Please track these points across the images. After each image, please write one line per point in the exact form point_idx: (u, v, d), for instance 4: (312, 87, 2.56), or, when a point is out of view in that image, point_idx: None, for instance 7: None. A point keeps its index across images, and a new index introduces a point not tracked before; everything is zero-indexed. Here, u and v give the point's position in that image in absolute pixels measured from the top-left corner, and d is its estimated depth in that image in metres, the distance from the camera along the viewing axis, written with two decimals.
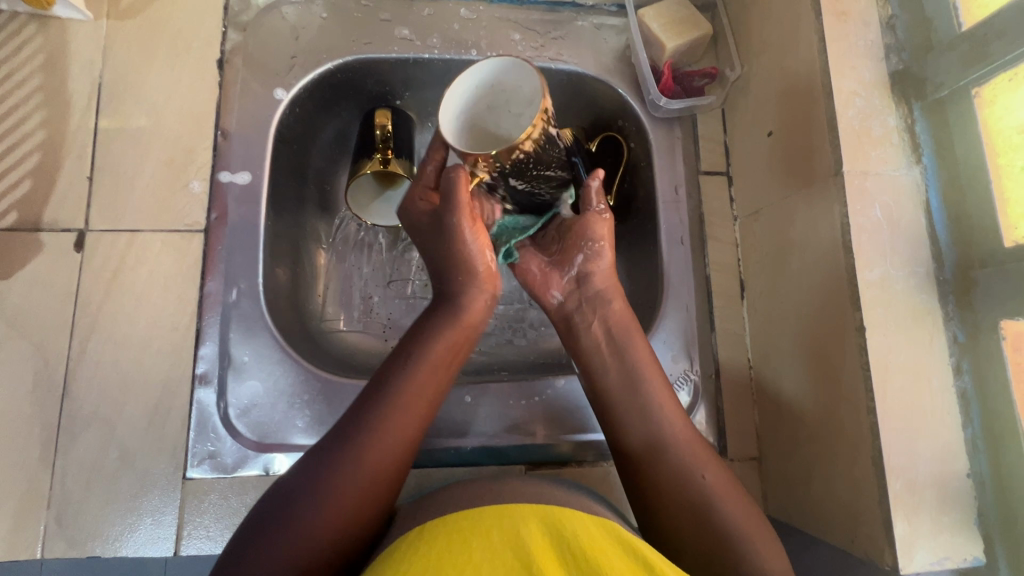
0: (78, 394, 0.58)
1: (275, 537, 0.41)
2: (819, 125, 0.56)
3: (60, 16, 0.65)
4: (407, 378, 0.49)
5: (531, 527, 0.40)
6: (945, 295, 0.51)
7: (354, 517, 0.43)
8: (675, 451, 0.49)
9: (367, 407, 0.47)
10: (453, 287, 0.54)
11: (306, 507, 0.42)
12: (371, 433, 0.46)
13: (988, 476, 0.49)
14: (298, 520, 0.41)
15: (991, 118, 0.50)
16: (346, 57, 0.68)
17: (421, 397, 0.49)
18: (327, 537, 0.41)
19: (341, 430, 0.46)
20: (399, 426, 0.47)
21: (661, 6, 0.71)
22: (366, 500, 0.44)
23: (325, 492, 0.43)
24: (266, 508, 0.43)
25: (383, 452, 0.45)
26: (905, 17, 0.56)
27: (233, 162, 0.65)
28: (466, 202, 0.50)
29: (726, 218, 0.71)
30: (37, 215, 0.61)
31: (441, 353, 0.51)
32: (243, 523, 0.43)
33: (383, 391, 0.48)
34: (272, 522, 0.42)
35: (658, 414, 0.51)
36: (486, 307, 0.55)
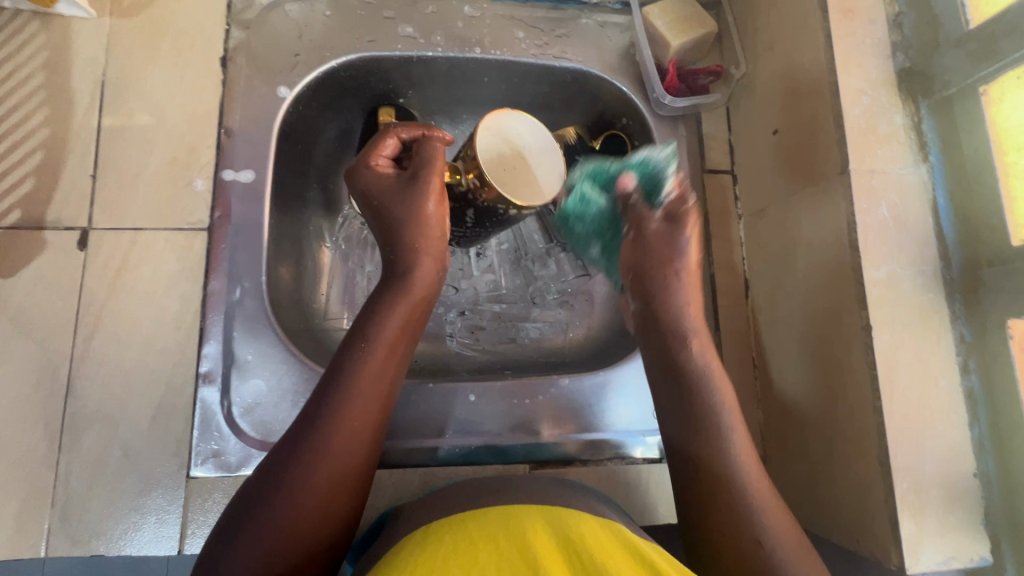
0: (82, 393, 0.58)
1: (252, 533, 0.41)
2: (825, 122, 0.55)
3: (63, 14, 0.65)
4: (363, 359, 0.48)
5: (537, 533, 0.40)
6: (952, 294, 0.51)
7: (324, 509, 0.43)
8: (742, 481, 0.46)
9: (326, 392, 0.46)
10: (400, 254, 0.52)
11: (277, 501, 0.42)
12: (333, 419, 0.45)
13: (994, 476, 0.48)
14: (271, 516, 0.41)
15: (999, 117, 0.50)
16: (350, 54, 0.68)
17: (380, 377, 0.48)
18: (300, 530, 0.41)
19: (304, 417, 0.45)
20: (361, 409, 0.46)
21: (665, 4, 0.71)
22: (338, 490, 0.44)
23: (293, 483, 0.42)
24: (239, 504, 0.43)
25: (343, 443, 0.44)
26: (912, 15, 0.56)
27: (236, 161, 0.64)
28: (439, 167, 0.54)
29: (730, 217, 0.70)
30: (41, 213, 0.61)
31: (394, 330, 0.50)
32: (222, 516, 0.43)
33: (341, 373, 0.47)
34: (247, 517, 0.41)
35: (711, 413, 0.50)
36: (436, 277, 0.54)
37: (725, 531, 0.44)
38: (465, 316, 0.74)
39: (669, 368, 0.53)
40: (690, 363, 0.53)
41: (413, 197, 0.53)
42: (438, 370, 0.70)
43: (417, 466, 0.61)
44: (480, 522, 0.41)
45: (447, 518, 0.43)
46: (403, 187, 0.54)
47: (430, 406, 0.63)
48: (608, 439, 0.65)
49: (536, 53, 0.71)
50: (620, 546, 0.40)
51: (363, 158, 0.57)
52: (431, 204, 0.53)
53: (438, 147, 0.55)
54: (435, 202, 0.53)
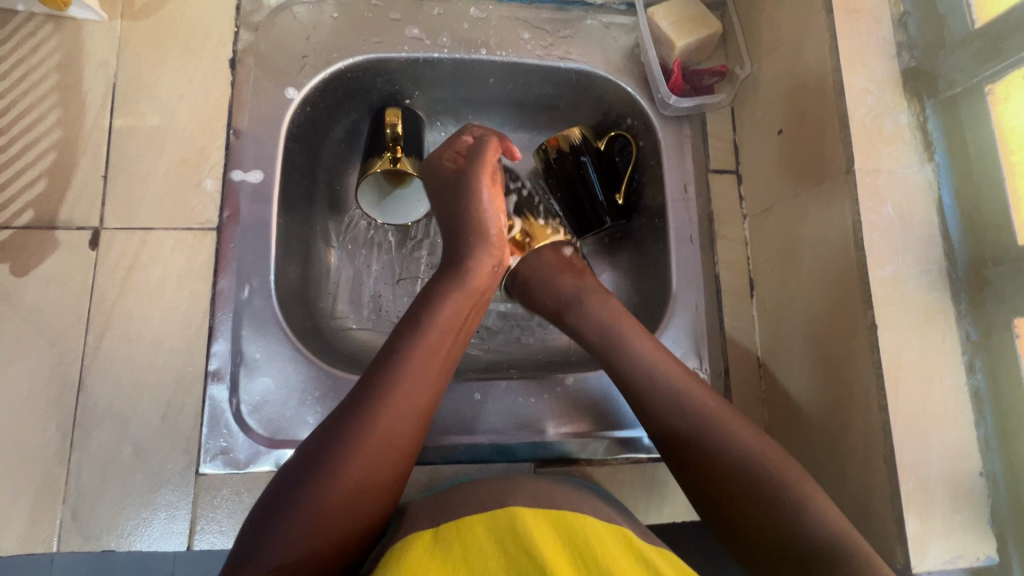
0: (94, 390, 0.59)
1: (296, 507, 0.41)
2: (830, 122, 0.55)
3: (75, 17, 0.66)
4: (416, 341, 0.50)
5: (543, 536, 0.40)
6: (957, 293, 0.51)
7: (370, 484, 0.44)
8: (774, 473, 0.48)
9: (379, 370, 0.48)
10: (465, 252, 0.57)
11: (325, 472, 0.43)
12: (386, 397, 0.46)
13: (1000, 475, 0.48)
14: (319, 485, 0.42)
15: (1005, 115, 0.50)
16: (357, 56, 0.69)
17: (433, 360, 0.50)
18: (346, 503, 0.42)
19: (355, 394, 0.47)
20: (412, 389, 0.47)
21: (670, 5, 0.71)
22: (382, 468, 0.44)
23: (342, 456, 0.43)
24: (287, 478, 0.44)
25: (398, 419, 0.46)
26: (917, 14, 0.56)
27: (245, 161, 0.65)
28: (489, 161, 0.58)
29: (735, 217, 0.71)
30: (53, 212, 0.62)
31: (448, 315, 0.53)
32: (261, 496, 0.44)
33: (395, 353, 0.49)
34: (293, 490, 0.42)
35: (685, 418, 0.52)
36: (492, 274, 0.57)
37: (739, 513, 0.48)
38: None
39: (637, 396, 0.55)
40: (653, 377, 0.55)
41: (471, 201, 0.57)
42: None
43: (424, 463, 0.62)
44: (487, 527, 0.41)
45: (455, 520, 0.43)
46: (458, 178, 0.58)
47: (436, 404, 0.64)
48: (615, 441, 0.64)
49: (541, 54, 0.72)
50: (625, 549, 0.41)
51: (435, 154, 0.61)
52: (489, 207, 0.58)
53: (489, 152, 0.58)
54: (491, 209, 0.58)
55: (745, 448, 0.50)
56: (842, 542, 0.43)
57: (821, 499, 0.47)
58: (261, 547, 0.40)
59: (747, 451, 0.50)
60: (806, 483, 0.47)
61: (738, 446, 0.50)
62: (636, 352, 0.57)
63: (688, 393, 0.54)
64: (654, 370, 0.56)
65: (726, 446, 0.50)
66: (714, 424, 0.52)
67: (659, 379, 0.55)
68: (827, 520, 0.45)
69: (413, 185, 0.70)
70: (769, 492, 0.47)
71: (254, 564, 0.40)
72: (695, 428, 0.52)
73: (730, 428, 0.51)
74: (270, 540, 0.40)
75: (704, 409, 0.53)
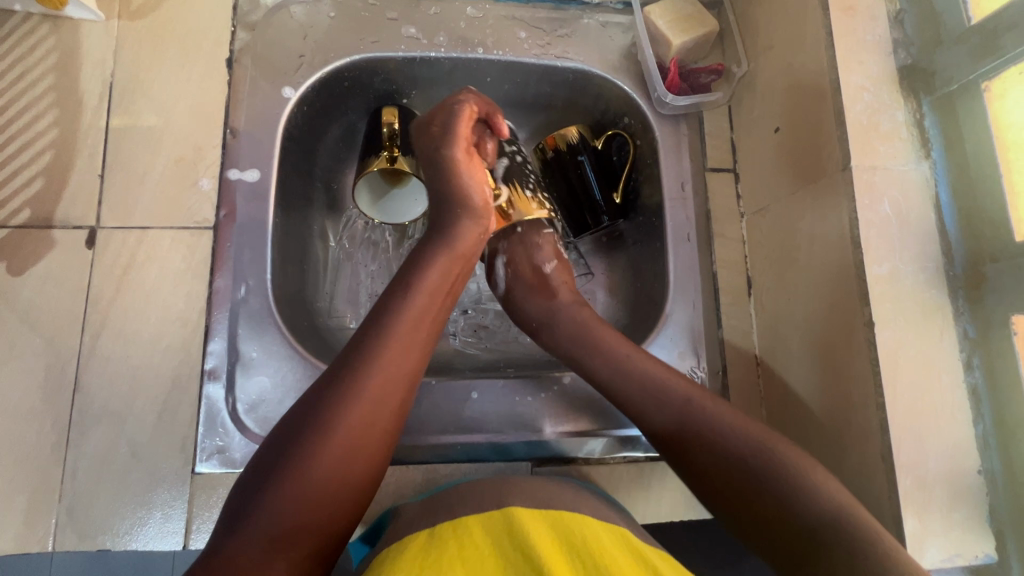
0: (90, 390, 0.59)
1: (282, 478, 0.41)
2: (827, 118, 0.55)
3: (73, 17, 0.66)
4: (402, 310, 0.49)
5: (541, 536, 0.40)
6: (955, 290, 0.51)
7: (356, 456, 0.43)
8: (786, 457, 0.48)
9: (365, 337, 0.47)
10: (447, 223, 0.56)
11: (310, 445, 0.42)
12: (371, 364, 0.46)
13: (999, 473, 0.48)
14: (305, 458, 0.42)
15: (1001, 112, 0.49)
16: (354, 55, 0.69)
17: (420, 329, 0.50)
18: (332, 476, 0.42)
19: (338, 365, 0.46)
20: (397, 355, 0.47)
21: (666, 4, 0.71)
22: (368, 439, 0.44)
23: (327, 427, 0.43)
24: (271, 447, 0.43)
25: (384, 385, 0.46)
26: (913, 12, 0.56)
27: (242, 160, 0.65)
28: (464, 133, 0.58)
29: (732, 216, 0.71)
30: (49, 212, 0.62)
31: (435, 282, 0.52)
32: (244, 473, 0.43)
33: (380, 322, 0.48)
34: (277, 465, 0.41)
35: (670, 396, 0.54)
36: (478, 239, 0.57)
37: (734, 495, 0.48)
38: (468, 315, 0.75)
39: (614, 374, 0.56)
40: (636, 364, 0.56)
41: (451, 174, 0.57)
42: (440, 367, 0.69)
43: (419, 463, 0.62)
44: (484, 529, 0.41)
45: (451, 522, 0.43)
46: (437, 144, 0.58)
47: (433, 404, 0.63)
48: (612, 440, 0.64)
49: (538, 53, 0.72)
50: (626, 550, 0.41)
51: (427, 117, 0.61)
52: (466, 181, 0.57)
53: (464, 121, 0.58)
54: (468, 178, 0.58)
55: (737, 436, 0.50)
56: (842, 520, 0.43)
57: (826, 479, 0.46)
58: (245, 524, 0.39)
59: (735, 431, 0.50)
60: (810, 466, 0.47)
61: (723, 434, 0.50)
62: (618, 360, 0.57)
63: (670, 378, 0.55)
64: (632, 359, 0.57)
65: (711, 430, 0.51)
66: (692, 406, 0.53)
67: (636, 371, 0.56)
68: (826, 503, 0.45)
69: (410, 185, 0.70)
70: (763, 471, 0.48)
71: (243, 536, 0.39)
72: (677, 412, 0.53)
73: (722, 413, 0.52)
74: (254, 517, 0.40)
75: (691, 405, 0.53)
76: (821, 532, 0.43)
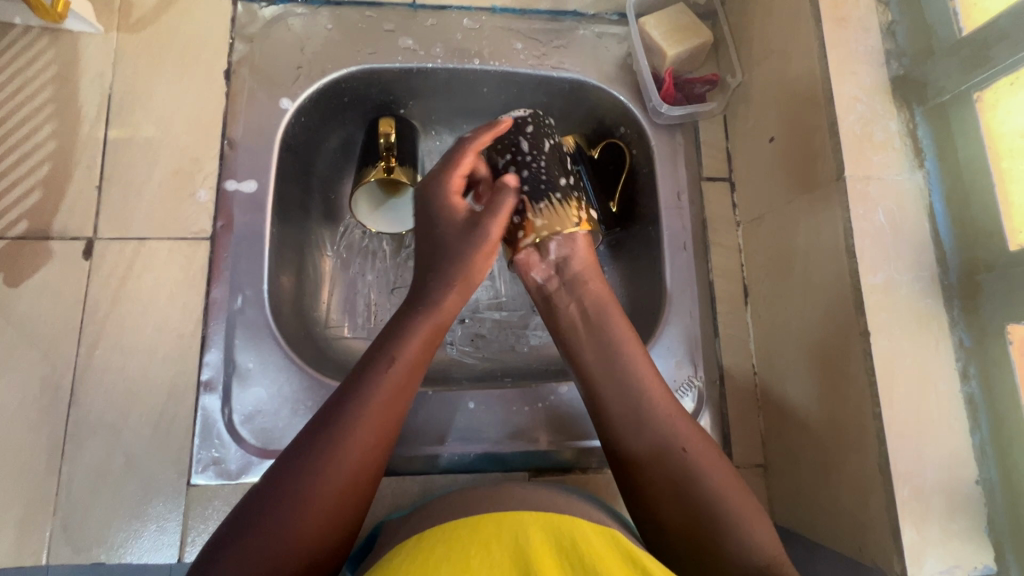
0: (86, 401, 0.59)
1: (245, 557, 0.39)
2: (821, 129, 0.56)
3: (71, 30, 0.66)
4: (379, 381, 0.48)
5: (531, 530, 0.41)
6: (950, 299, 0.51)
7: (328, 523, 0.42)
8: (726, 510, 0.46)
9: (337, 413, 0.46)
10: (427, 292, 0.54)
11: (278, 524, 0.41)
12: (343, 445, 0.44)
13: (997, 484, 0.48)
14: (271, 537, 0.40)
15: (993, 122, 0.50)
16: (351, 67, 0.69)
17: (400, 391, 0.49)
18: (301, 542, 0.41)
19: (314, 426, 0.45)
20: (370, 433, 0.46)
21: (661, 15, 0.72)
22: (338, 519, 0.43)
23: (298, 493, 0.42)
24: (237, 522, 0.41)
25: (356, 464, 0.44)
26: (905, 23, 0.56)
27: (239, 171, 0.65)
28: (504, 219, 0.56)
29: (728, 224, 0.71)
30: (47, 223, 0.62)
31: (415, 351, 0.51)
32: (213, 534, 0.42)
33: (358, 384, 0.47)
34: (242, 539, 0.40)
35: (659, 426, 0.50)
36: (458, 308, 0.55)
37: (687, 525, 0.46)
38: (465, 324, 0.75)
39: (609, 398, 0.53)
40: (636, 391, 0.52)
41: (483, 256, 0.55)
42: (439, 377, 0.69)
43: (417, 473, 0.62)
44: (474, 529, 0.41)
45: (442, 525, 0.43)
46: (471, 221, 0.55)
47: (429, 414, 0.63)
48: None
49: (534, 63, 0.72)
50: (617, 554, 0.40)
51: (446, 175, 0.57)
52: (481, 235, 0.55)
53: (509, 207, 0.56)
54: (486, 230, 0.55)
55: (707, 472, 0.48)
56: (774, 570, 0.43)
57: (763, 529, 0.46)
58: None
59: (704, 473, 0.48)
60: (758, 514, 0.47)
61: (687, 459, 0.49)
62: (624, 370, 0.54)
63: (659, 403, 0.52)
64: (633, 381, 0.53)
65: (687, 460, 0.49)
66: (673, 437, 0.50)
67: (633, 386, 0.53)
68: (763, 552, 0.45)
69: (407, 195, 0.70)
70: (716, 510, 0.46)
71: None
72: (658, 439, 0.50)
73: (697, 453, 0.49)
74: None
75: (675, 436, 0.50)
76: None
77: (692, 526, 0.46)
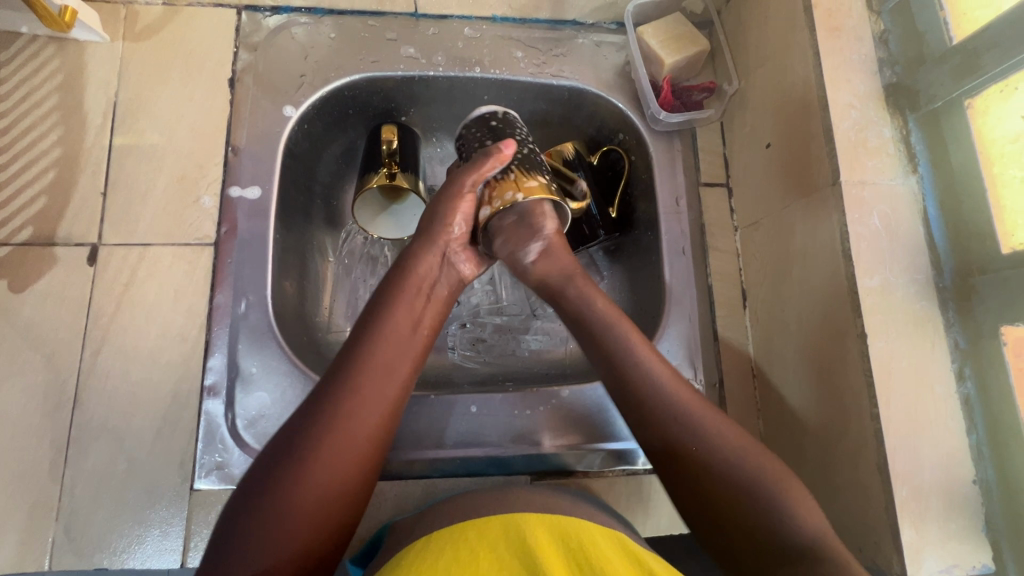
0: (89, 406, 0.59)
1: (257, 517, 0.41)
2: (816, 135, 0.57)
3: (77, 38, 0.67)
4: (373, 340, 0.50)
5: (538, 532, 0.42)
6: (945, 301, 0.52)
7: (337, 483, 0.44)
8: (762, 484, 0.46)
9: (336, 373, 0.48)
10: (407, 256, 0.56)
11: (286, 479, 0.42)
12: (343, 399, 0.46)
13: (994, 483, 0.48)
14: (282, 493, 0.42)
15: (984, 129, 0.51)
16: (354, 74, 0.70)
17: (400, 355, 0.50)
18: (310, 506, 0.42)
19: (315, 394, 0.47)
20: (371, 388, 0.48)
21: (659, 24, 0.73)
22: (345, 470, 0.44)
23: (304, 457, 0.43)
24: (247, 487, 0.43)
25: (359, 417, 0.46)
26: (897, 32, 0.57)
27: (243, 178, 0.66)
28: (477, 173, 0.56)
29: (726, 229, 0.72)
30: (52, 229, 0.63)
31: (406, 310, 0.53)
32: (226, 506, 0.43)
33: (357, 351, 0.49)
34: (254, 503, 0.42)
35: (676, 409, 0.50)
36: (439, 268, 0.57)
37: (719, 513, 0.47)
38: (466, 328, 0.76)
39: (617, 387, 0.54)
40: (647, 377, 0.52)
41: (448, 206, 0.56)
42: (441, 381, 0.70)
43: (420, 477, 0.63)
44: (480, 532, 0.42)
45: (448, 528, 0.43)
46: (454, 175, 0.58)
47: (430, 418, 0.63)
48: (610, 453, 0.64)
49: (534, 72, 0.73)
50: (622, 552, 0.41)
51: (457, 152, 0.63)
52: (463, 200, 0.56)
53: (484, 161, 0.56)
54: (468, 192, 0.56)
55: (727, 451, 0.48)
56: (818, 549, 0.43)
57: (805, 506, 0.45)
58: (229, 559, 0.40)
59: (721, 450, 0.48)
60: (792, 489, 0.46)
61: (710, 439, 0.49)
62: (633, 369, 0.53)
63: (665, 385, 0.52)
64: (643, 371, 0.53)
65: (709, 446, 0.48)
66: (692, 417, 0.50)
67: (647, 387, 0.52)
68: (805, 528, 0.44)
69: (410, 200, 0.71)
70: (751, 497, 0.46)
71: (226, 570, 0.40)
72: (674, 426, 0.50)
73: (719, 428, 0.49)
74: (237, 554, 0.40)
75: (707, 424, 0.49)
76: (801, 556, 0.43)
77: (717, 510, 0.47)
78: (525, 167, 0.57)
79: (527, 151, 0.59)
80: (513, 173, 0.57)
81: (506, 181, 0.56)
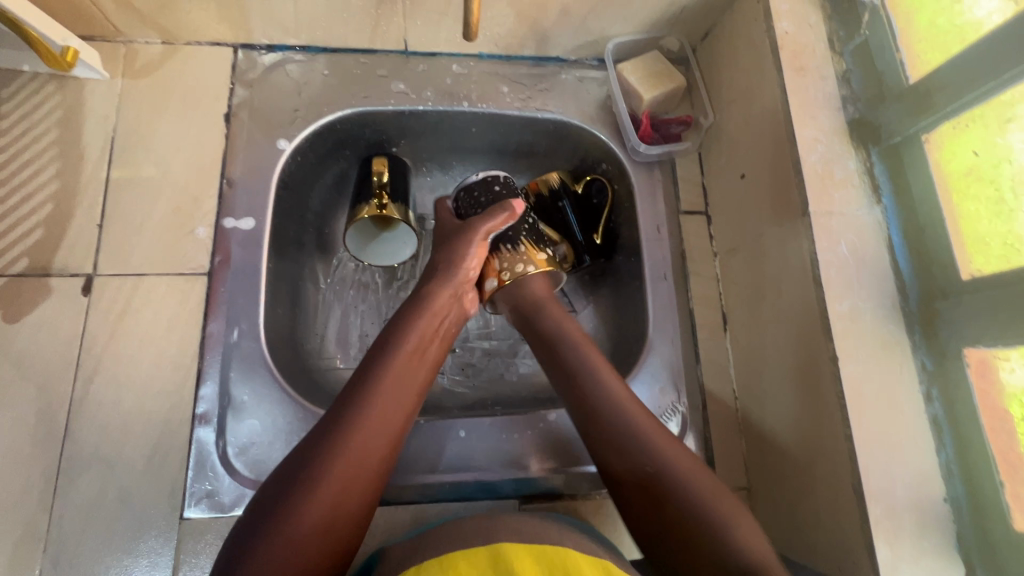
0: (80, 435, 0.60)
1: (270, 530, 0.44)
2: (786, 167, 0.60)
3: (77, 76, 0.69)
4: (382, 369, 0.54)
5: (524, 561, 0.43)
6: (911, 325, 0.54)
7: (335, 518, 0.46)
8: (713, 507, 0.49)
9: (350, 396, 0.52)
10: (425, 290, 0.61)
11: (299, 495, 0.46)
12: (355, 421, 0.50)
13: (964, 500, 0.50)
14: (292, 510, 0.45)
15: (942, 161, 0.54)
16: (346, 109, 0.73)
17: (402, 388, 0.54)
18: (318, 522, 0.45)
19: (320, 428, 0.50)
20: (381, 408, 0.52)
21: (638, 62, 0.77)
22: (353, 487, 0.48)
23: (307, 486, 0.46)
24: (261, 504, 0.46)
25: (370, 436, 0.50)
26: (858, 71, 0.61)
27: (237, 209, 0.68)
28: (495, 225, 0.62)
29: (706, 255, 0.74)
30: (46, 261, 0.64)
31: (417, 340, 0.57)
32: (232, 532, 0.46)
33: (358, 390, 0.52)
34: (267, 518, 0.45)
35: (637, 435, 0.54)
36: (452, 298, 0.61)
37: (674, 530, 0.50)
38: (455, 354, 0.77)
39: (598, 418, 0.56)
40: (621, 410, 0.56)
41: (457, 248, 0.62)
42: (430, 406, 0.71)
43: (409, 503, 0.63)
44: (470, 563, 0.43)
45: (438, 558, 0.44)
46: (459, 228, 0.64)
47: (418, 444, 0.64)
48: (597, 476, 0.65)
49: (520, 106, 0.76)
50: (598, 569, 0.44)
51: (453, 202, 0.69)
52: (474, 246, 0.62)
53: (500, 219, 0.62)
54: (482, 240, 0.63)
55: (687, 470, 0.52)
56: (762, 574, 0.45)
57: (744, 523, 0.49)
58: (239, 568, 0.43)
59: (688, 482, 0.51)
60: (737, 512, 0.50)
61: (677, 464, 0.52)
62: (603, 394, 0.57)
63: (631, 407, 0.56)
64: (605, 396, 0.57)
65: (681, 484, 0.51)
66: (648, 437, 0.54)
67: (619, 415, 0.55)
68: (744, 547, 0.47)
69: (400, 229, 0.73)
70: (705, 514, 0.49)
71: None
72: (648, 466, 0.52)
73: (678, 459, 0.53)
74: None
75: (665, 450, 0.53)
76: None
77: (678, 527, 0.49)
78: (532, 240, 0.66)
79: (531, 221, 0.67)
80: (520, 246, 0.65)
81: (518, 253, 0.65)
